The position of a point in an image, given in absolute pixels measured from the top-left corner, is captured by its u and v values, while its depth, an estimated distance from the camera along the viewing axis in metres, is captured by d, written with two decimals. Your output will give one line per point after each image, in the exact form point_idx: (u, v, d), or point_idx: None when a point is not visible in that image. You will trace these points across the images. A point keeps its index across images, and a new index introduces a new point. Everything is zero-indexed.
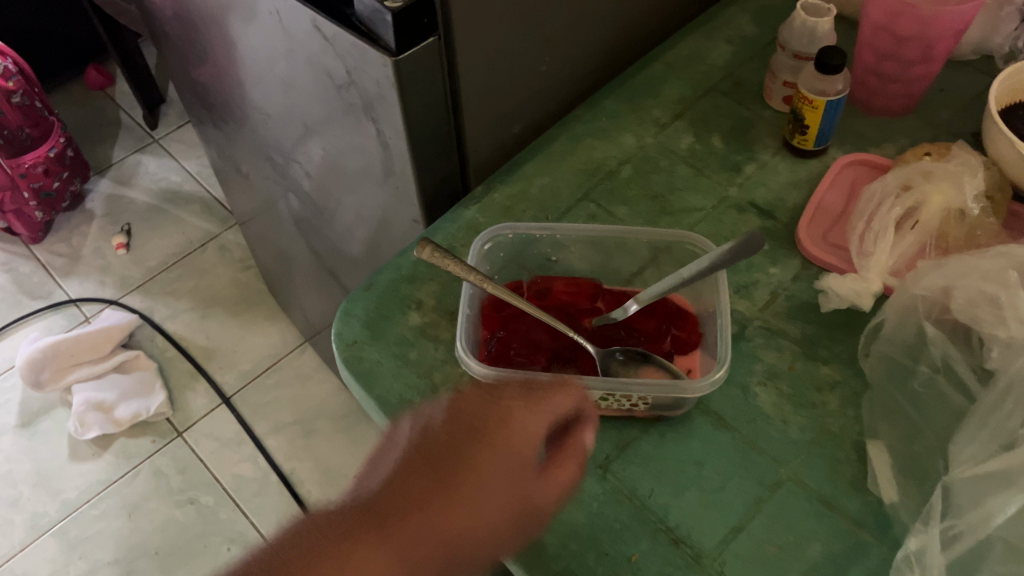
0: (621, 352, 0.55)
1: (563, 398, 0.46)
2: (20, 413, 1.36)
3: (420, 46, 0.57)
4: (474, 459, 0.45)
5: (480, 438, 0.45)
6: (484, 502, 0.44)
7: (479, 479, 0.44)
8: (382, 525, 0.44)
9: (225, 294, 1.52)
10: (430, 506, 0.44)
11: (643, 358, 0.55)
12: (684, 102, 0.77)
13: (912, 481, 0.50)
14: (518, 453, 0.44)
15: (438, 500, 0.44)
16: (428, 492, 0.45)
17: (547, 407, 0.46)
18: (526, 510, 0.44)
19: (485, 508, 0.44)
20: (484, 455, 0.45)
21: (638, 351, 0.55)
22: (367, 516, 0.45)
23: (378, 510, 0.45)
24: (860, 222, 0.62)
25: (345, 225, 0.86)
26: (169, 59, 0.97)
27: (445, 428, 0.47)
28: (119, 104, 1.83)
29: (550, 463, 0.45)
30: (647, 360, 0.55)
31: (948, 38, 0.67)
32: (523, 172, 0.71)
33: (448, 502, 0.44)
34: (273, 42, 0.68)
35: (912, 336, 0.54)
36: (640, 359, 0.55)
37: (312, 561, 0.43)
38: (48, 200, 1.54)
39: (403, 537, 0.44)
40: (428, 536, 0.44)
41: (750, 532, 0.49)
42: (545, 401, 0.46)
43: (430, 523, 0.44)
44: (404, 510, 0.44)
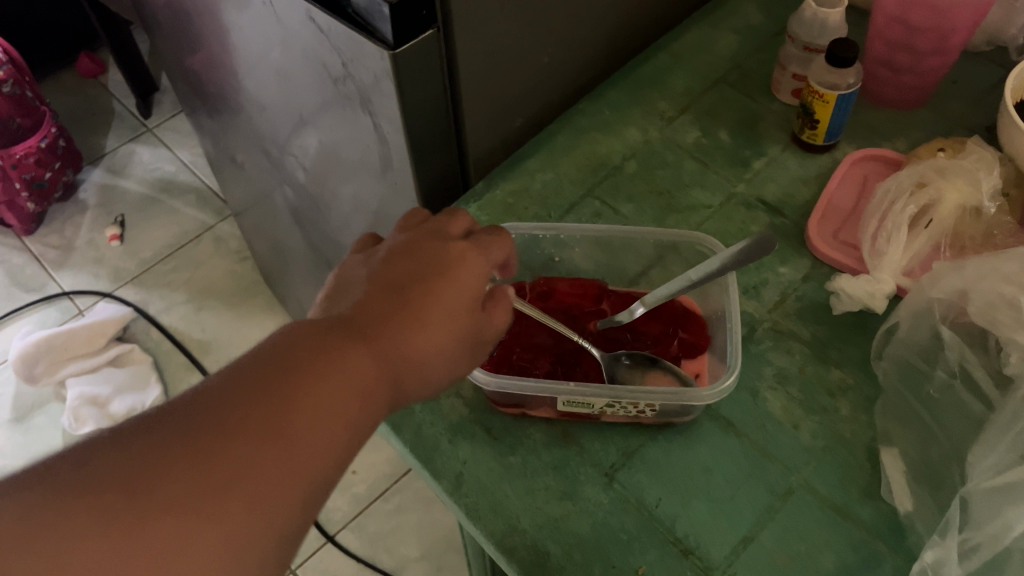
0: (627, 356, 0.54)
1: (501, 246, 0.46)
2: (13, 408, 1.34)
3: (418, 38, 0.55)
4: (441, 288, 0.41)
5: (438, 267, 0.42)
6: (451, 314, 0.41)
7: (448, 301, 0.41)
8: (354, 327, 0.38)
9: (221, 287, 1.50)
10: (401, 317, 0.39)
11: (650, 362, 0.54)
12: (691, 95, 0.75)
13: (928, 489, 0.49)
14: (475, 287, 0.43)
15: (408, 312, 0.40)
16: (397, 302, 0.40)
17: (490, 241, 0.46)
18: (477, 342, 0.43)
19: (447, 347, 0.41)
20: (447, 278, 0.41)
21: (645, 356, 0.54)
22: (333, 330, 0.38)
23: (344, 324, 0.38)
24: (872, 221, 0.60)
25: (341, 218, 0.84)
26: (162, 47, 0.94)
27: (383, 268, 0.42)
28: (112, 92, 1.80)
29: (492, 301, 0.45)
30: (654, 365, 0.53)
31: (963, 29, 0.65)
32: (525, 168, 0.70)
33: (423, 315, 0.40)
34: (265, 30, 0.65)
35: (928, 338, 0.53)
36: (647, 363, 0.54)
37: (273, 375, 0.35)
38: (40, 191, 1.52)
39: (379, 349, 0.38)
40: (401, 349, 0.39)
41: (761, 543, 0.48)
42: (491, 246, 0.45)
43: (402, 335, 0.39)
44: (378, 319, 0.39)
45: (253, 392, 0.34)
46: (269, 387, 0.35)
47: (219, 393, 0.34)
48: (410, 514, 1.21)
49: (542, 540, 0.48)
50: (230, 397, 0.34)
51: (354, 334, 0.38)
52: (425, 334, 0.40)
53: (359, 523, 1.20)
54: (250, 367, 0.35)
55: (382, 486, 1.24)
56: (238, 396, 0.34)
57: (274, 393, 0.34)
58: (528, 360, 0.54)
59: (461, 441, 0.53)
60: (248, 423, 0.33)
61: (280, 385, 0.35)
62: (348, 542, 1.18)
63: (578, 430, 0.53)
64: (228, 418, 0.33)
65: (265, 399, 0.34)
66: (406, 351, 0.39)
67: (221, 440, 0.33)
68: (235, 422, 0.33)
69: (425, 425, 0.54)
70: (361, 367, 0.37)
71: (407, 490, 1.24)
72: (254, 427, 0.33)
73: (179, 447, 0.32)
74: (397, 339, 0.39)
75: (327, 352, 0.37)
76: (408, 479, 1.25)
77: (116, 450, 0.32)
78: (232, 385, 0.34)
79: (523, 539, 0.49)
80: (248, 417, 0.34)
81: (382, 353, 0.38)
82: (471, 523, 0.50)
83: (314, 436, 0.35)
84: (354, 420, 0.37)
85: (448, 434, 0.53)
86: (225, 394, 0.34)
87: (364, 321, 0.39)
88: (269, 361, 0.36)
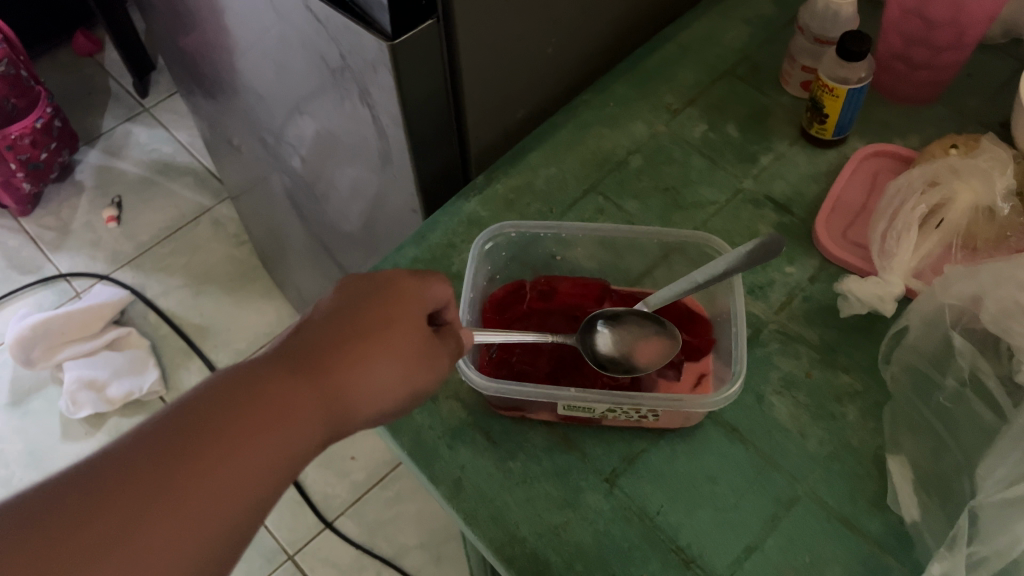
0: (604, 322, 0.53)
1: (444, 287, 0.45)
2: (11, 391, 1.33)
3: (417, 29, 0.53)
4: (395, 338, 0.41)
5: (393, 315, 0.41)
6: (401, 363, 0.41)
7: (399, 353, 0.41)
8: (307, 374, 0.38)
9: (219, 271, 1.48)
10: (351, 359, 0.39)
11: (658, 324, 0.53)
12: (698, 87, 0.73)
13: (936, 499, 0.48)
14: (422, 331, 0.42)
15: (358, 355, 0.40)
16: (348, 348, 0.40)
17: (434, 282, 0.45)
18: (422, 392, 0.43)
19: (390, 397, 0.41)
20: (398, 329, 0.41)
21: (655, 317, 0.53)
22: (283, 369, 0.38)
23: (294, 363, 0.38)
24: (883, 220, 0.58)
25: (339, 207, 0.82)
26: (157, 29, 0.92)
27: (336, 307, 0.42)
28: (108, 71, 1.77)
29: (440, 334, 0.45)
30: (660, 328, 0.53)
31: (980, 23, 0.64)
32: (528, 162, 0.68)
33: (374, 365, 0.40)
34: (262, 18, 0.63)
35: (939, 345, 0.52)
36: (626, 322, 0.53)
37: (224, 414, 0.35)
38: (36, 172, 1.50)
39: (327, 390, 0.38)
40: (348, 392, 0.39)
41: (765, 553, 0.47)
42: (432, 281, 0.45)
43: (351, 379, 0.39)
44: (328, 362, 0.39)
45: (201, 436, 0.35)
46: (213, 433, 0.35)
47: (169, 434, 0.34)
48: (410, 501, 1.21)
49: (542, 549, 0.48)
50: (176, 441, 0.34)
51: (303, 379, 0.38)
52: (371, 386, 0.40)
53: (358, 510, 1.20)
54: (203, 408, 0.36)
55: (381, 473, 1.24)
56: (184, 440, 0.34)
57: (221, 441, 0.35)
58: (528, 363, 0.53)
59: (460, 446, 0.52)
60: (193, 469, 0.34)
61: (225, 432, 0.35)
62: (347, 528, 1.18)
63: (580, 435, 0.52)
64: (172, 463, 0.34)
65: (212, 444, 0.35)
66: (347, 400, 0.39)
67: (163, 488, 0.33)
68: (183, 473, 0.34)
69: (424, 429, 0.53)
70: (307, 416, 0.37)
71: (406, 477, 1.23)
72: (200, 473, 0.34)
73: (127, 494, 0.33)
74: (345, 387, 0.39)
75: (277, 399, 0.37)
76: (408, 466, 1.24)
77: (60, 494, 0.32)
78: (182, 428, 0.35)
79: (523, 547, 0.48)
80: (194, 462, 0.34)
81: (330, 400, 0.38)
82: (470, 530, 0.49)
83: (253, 486, 0.35)
84: (295, 463, 0.37)
85: (447, 439, 0.52)
86: (172, 437, 0.34)
87: (314, 363, 0.39)
88: (220, 405, 0.36)
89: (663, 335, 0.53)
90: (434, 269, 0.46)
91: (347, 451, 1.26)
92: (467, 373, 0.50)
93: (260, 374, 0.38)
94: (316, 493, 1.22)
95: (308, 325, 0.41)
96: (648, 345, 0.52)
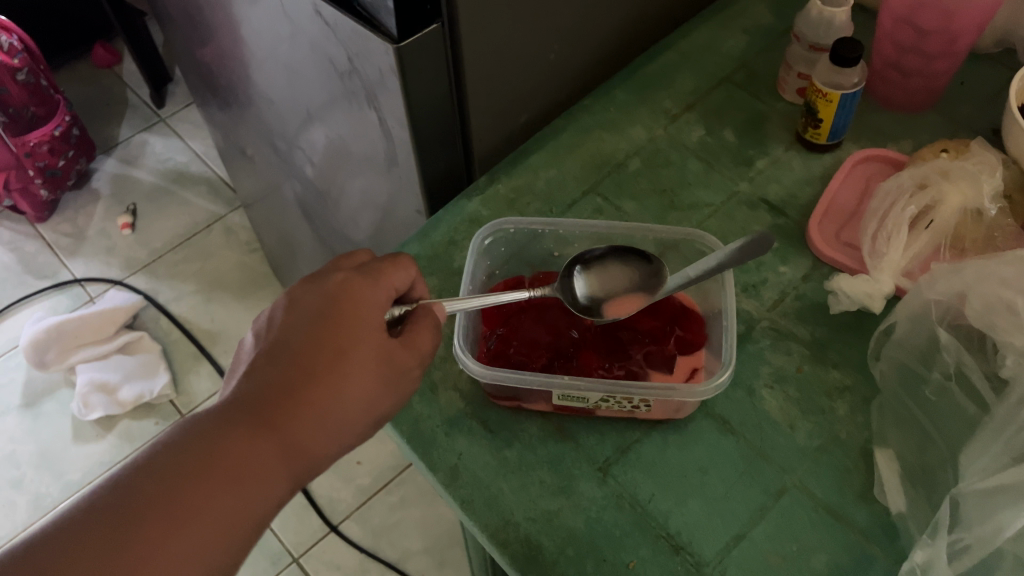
0: (580, 270, 0.56)
1: (401, 272, 0.47)
2: (24, 393, 1.35)
3: (421, 33, 0.55)
4: (351, 373, 0.42)
5: (346, 346, 0.42)
6: (360, 399, 0.42)
7: (356, 386, 0.42)
8: (266, 425, 0.40)
9: (230, 278, 1.51)
10: (309, 400, 0.41)
11: (643, 258, 0.56)
12: (697, 93, 0.75)
13: (922, 491, 0.49)
14: (381, 355, 0.43)
15: (316, 395, 0.41)
16: (304, 390, 0.41)
17: (388, 280, 0.45)
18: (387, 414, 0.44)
19: (354, 429, 0.43)
20: (354, 363, 0.42)
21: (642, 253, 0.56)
22: (243, 420, 0.40)
23: (253, 412, 0.40)
24: (873, 221, 0.60)
25: (348, 212, 0.85)
26: (173, 39, 0.95)
27: (291, 337, 0.42)
28: (126, 82, 1.82)
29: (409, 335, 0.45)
30: (646, 262, 0.56)
31: (971, 31, 0.65)
32: (529, 164, 0.70)
33: (332, 406, 0.41)
34: (275, 26, 0.66)
35: (926, 341, 0.53)
36: (605, 263, 0.56)
37: (188, 473, 0.38)
38: (54, 179, 1.53)
39: (288, 436, 0.40)
40: (310, 433, 0.41)
41: (752, 541, 0.48)
42: (385, 275, 0.45)
43: (310, 420, 0.41)
44: (284, 410, 0.40)
45: (168, 502, 0.37)
46: (180, 500, 0.38)
47: (138, 501, 0.37)
48: (415, 506, 1.22)
49: (535, 534, 0.49)
50: (145, 508, 0.37)
51: (261, 431, 0.40)
52: (331, 426, 0.41)
53: (363, 514, 1.21)
54: (168, 473, 0.38)
55: (387, 478, 1.25)
56: (153, 507, 0.37)
57: (187, 506, 0.38)
58: (525, 354, 0.55)
59: (458, 434, 0.53)
60: (164, 536, 0.37)
61: (192, 496, 0.38)
62: (352, 532, 1.20)
63: (574, 425, 0.54)
64: (144, 531, 0.37)
65: (180, 509, 0.38)
66: (309, 441, 0.41)
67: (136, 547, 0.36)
68: (153, 534, 0.37)
69: (423, 417, 0.54)
70: (270, 468, 0.40)
71: (411, 482, 1.24)
72: (171, 538, 0.37)
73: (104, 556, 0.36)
74: (306, 435, 0.41)
75: (238, 456, 0.39)
76: (412, 471, 1.25)
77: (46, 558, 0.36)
78: (151, 493, 0.37)
79: (517, 532, 0.49)
80: (165, 528, 0.37)
81: (291, 449, 0.40)
82: (466, 515, 0.50)
83: (225, 533, 0.38)
84: (264, 504, 0.40)
85: (446, 427, 0.54)
86: (141, 505, 0.37)
87: (271, 413, 0.40)
88: (184, 465, 0.38)
89: (647, 268, 0.56)
90: (405, 253, 0.48)
91: (352, 456, 1.27)
92: (465, 360, 0.52)
93: (223, 430, 0.40)
94: (321, 496, 1.23)
95: (264, 361, 0.42)
96: (633, 278, 0.56)
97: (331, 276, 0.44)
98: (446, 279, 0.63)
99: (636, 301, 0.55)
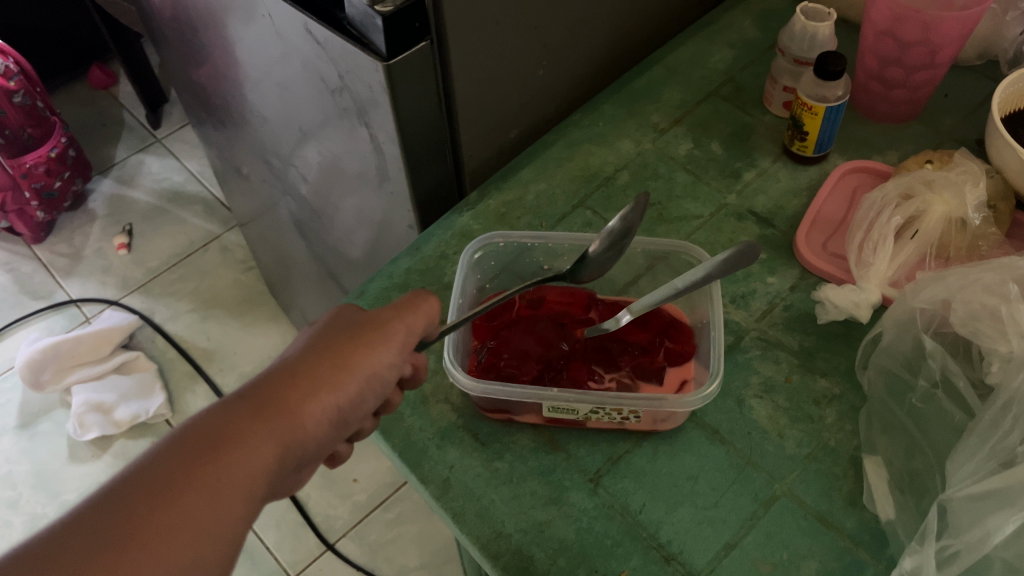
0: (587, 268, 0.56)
1: None
2: (20, 414, 1.35)
3: (411, 50, 0.56)
4: (327, 346, 0.42)
5: (319, 332, 0.43)
6: (341, 367, 0.41)
7: (337, 356, 0.42)
8: (251, 400, 0.39)
9: (226, 295, 1.51)
10: (292, 375, 0.40)
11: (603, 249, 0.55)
12: (684, 107, 0.76)
13: (910, 497, 0.49)
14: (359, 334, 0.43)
15: (300, 370, 0.41)
16: (283, 368, 0.41)
17: None
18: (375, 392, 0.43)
19: (339, 396, 0.41)
20: (326, 339, 0.43)
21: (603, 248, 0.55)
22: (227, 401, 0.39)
23: (238, 393, 0.40)
24: (860, 230, 0.60)
25: (343, 229, 0.85)
26: (169, 62, 0.96)
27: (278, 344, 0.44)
28: (122, 104, 1.83)
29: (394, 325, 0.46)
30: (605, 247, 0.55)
31: (953, 43, 0.66)
32: (519, 178, 0.71)
33: (312, 376, 0.41)
34: (267, 45, 0.67)
35: (911, 348, 0.54)
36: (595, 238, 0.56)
37: (174, 449, 0.36)
38: (50, 200, 1.54)
39: (273, 407, 0.39)
40: (296, 403, 0.40)
41: (743, 550, 0.48)
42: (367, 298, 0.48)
43: (294, 392, 0.40)
44: (265, 386, 0.40)
45: (155, 475, 0.35)
46: (166, 473, 0.35)
47: (118, 488, 0.35)
48: (411, 523, 1.21)
49: (527, 545, 0.49)
50: (131, 485, 0.35)
51: (242, 405, 0.39)
52: (314, 394, 0.40)
53: (359, 532, 1.21)
54: (150, 454, 0.36)
55: (383, 496, 1.24)
56: (133, 488, 0.35)
57: (173, 477, 0.35)
58: (515, 367, 0.55)
59: (449, 446, 0.54)
60: (150, 512, 0.34)
61: (178, 467, 0.36)
62: (348, 550, 1.19)
63: (565, 436, 0.54)
64: (130, 507, 0.34)
65: (162, 486, 0.35)
66: (295, 412, 0.39)
67: (121, 522, 0.34)
68: (139, 505, 0.34)
69: (414, 430, 0.54)
70: (256, 436, 0.38)
71: (408, 499, 1.24)
72: (156, 516, 0.34)
73: (91, 532, 0.33)
74: (291, 405, 0.39)
75: (220, 428, 0.38)
76: (409, 488, 1.25)
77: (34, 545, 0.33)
78: (132, 477, 0.35)
79: (508, 543, 0.49)
80: (150, 502, 0.35)
81: (277, 419, 0.39)
82: (458, 528, 0.50)
83: (213, 505, 0.36)
84: (255, 481, 0.38)
85: (437, 440, 0.54)
86: (126, 484, 0.35)
87: (251, 391, 0.40)
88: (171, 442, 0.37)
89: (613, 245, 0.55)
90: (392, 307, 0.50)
91: (349, 473, 1.27)
92: (455, 373, 0.52)
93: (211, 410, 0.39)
94: (317, 515, 1.22)
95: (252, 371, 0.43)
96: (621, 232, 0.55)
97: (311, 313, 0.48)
98: (436, 293, 0.63)
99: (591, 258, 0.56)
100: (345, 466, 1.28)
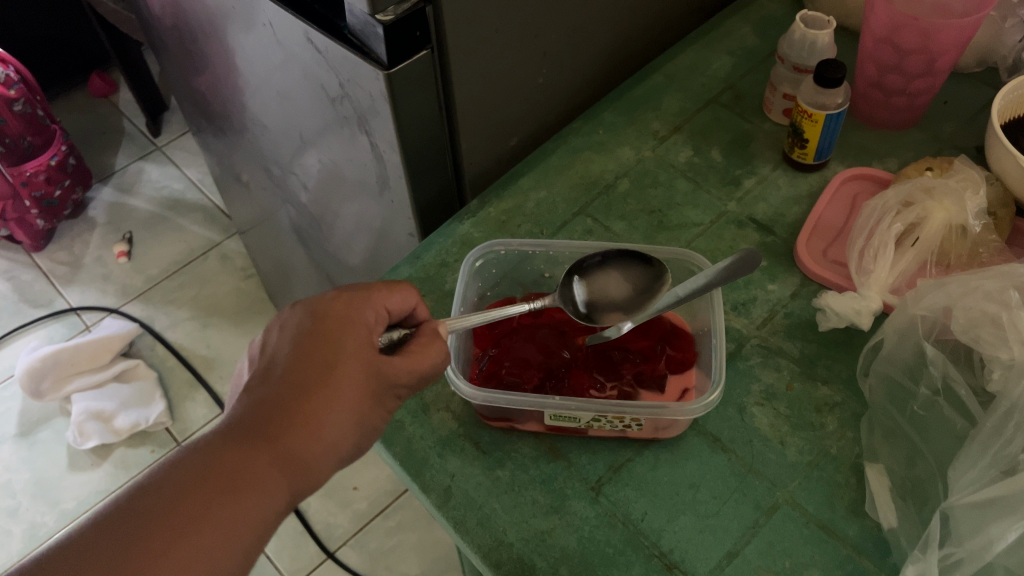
0: (586, 305, 0.55)
1: (398, 300, 0.46)
2: (19, 423, 1.35)
3: (412, 59, 0.56)
4: (337, 380, 0.41)
5: (336, 357, 0.41)
6: (351, 412, 0.41)
7: (346, 396, 0.41)
8: (260, 436, 0.39)
9: (227, 303, 1.51)
10: (301, 411, 0.40)
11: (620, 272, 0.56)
12: (684, 115, 0.76)
13: (912, 506, 0.49)
14: (368, 369, 0.42)
15: (308, 407, 0.40)
16: (292, 400, 0.40)
17: (377, 302, 0.45)
18: (378, 428, 0.43)
19: (349, 440, 0.41)
20: (343, 376, 0.41)
21: (619, 270, 0.56)
22: (239, 434, 0.39)
23: (248, 426, 0.39)
24: (860, 238, 0.61)
25: (343, 237, 0.85)
26: (169, 70, 0.96)
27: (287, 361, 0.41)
28: (122, 111, 1.83)
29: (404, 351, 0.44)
30: (623, 271, 0.56)
31: (951, 51, 0.66)
32: (519, 186, 0.71)
33: (321, 414, 0.40)
34: (268, 53, 0.67)
35: (912, 355, 0.54)
36: (625, 267, 0.56)
37: (189, 483, 0.38)
38: (50, 208, 1.54)
39: (282, 446, 0.39)
40: (305, 442, 0.39)
41: (745, 558, 0.48)
42: (375, 297, 0.45)
43: (302, 431, 0.39)
44: (274, 421, 0.39)
45: (172, 507, 0.37)
46: (183, 507, 0.37)
47: (138, 515, 0.37)
48: (411, 531, 1.21)
49: (528, 554, 0.49)
50: (150, 514, 0.37)
51: (252, 442, 0.39)
52: (323, 433, 0.40)
53: (360, 540, 1.20)
54: (168, 484, 0.38)
55: (383, 503, 1.24)
56: (155, 520, 0.36)
57: (188, 512, 0.37)
58: (516, 375, 0.55)
59: (450, 455, 0.54)
60: (167, 544, 0.36)
61: (193, 502, 0.37)
62: (348, 559, 1.18)
63: (567, 444, 0.54)
64: (149, 537, 0.36)
65: (181, 522, 0.37)
66: (304, 453, 0.39)
67: (140, 554, 0.36)
68: (158, 537, 0.36)
69: (415, 439, 0.54)
70: (266, 476, 0.39)
71: (407, 507, 1.24)
72: (172, 549, 0.36)
73: (113, 559, 0.35)
74: (300, 445, 0.39)
75: (232, 465, 0.38)
76: (409, 496, 1.25)
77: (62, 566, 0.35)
78: (150, 507, 0.37)
79: (509, 552, 0.49)
80: (169, 534, 0.36)
81: (287, 458, 0.39)
82: (460, 536, 0.50)
83: (225, 542, 0.37)
84: (265, 517, 0.39)
85: (438, 448, 0.54)
86: (145, 512, 0.37)
87: (263, 426, 0.39)
88: (186, 475, 0.38)
89: (649, 271, 0.56)
90: (409, 282, 0.48)
91: (348, 481, 1.27)
92: (457, 383, 0.52)
93: (223, 442, 0.39)
94: (318, 523, 1.22)
95: (258, 379, 0.42)
96: (634, 283, 0.56)
97: (320, 295, 0.44)
98: (437, 301, 0.63)
99: (624, 283, 0.56)
100: (345, 475, 1.27)
